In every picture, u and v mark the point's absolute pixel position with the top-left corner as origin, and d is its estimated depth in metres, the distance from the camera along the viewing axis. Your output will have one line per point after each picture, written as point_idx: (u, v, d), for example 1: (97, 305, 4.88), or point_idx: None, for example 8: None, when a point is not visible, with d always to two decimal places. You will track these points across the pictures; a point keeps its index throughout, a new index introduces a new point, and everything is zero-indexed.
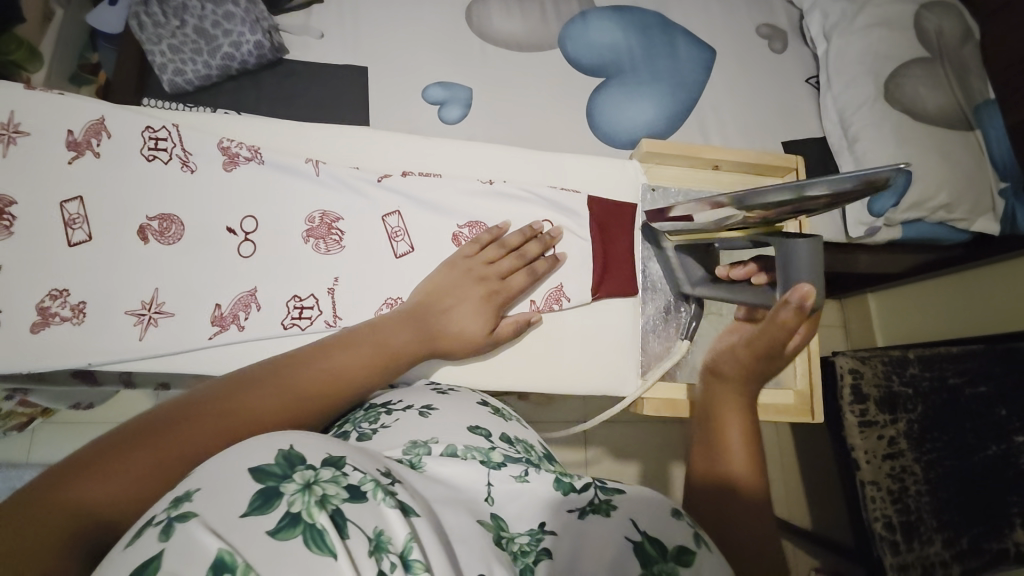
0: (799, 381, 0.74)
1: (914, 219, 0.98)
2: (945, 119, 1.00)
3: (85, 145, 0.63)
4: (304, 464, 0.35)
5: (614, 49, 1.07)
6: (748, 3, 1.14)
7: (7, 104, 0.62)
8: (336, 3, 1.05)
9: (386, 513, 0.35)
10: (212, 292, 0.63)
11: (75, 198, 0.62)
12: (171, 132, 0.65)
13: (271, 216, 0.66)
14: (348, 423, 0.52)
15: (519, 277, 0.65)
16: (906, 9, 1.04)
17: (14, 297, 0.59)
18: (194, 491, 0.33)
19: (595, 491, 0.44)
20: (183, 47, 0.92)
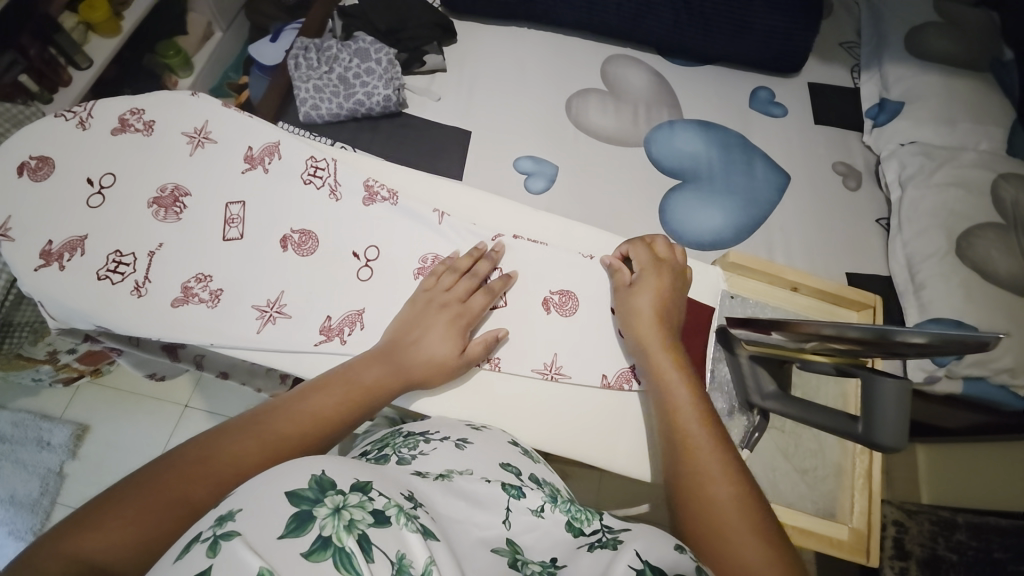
0: (856, 518, 0.71)
1: (977, 376, 0.96)
2: (1018, 285, 1.01)
3: (259, 161, 0.73)
4: (334, 489, 0.37)
5: (695, 158, 1.16)
6: (827, 141, 1.22)
7: (201, 114, 0.74)
8: (457, 75, 1.20)
9: (407, 537, 0.37)
10: (324, 304, 0.68)
11: (240, 202, 0.71)
12: (330, 164, 0.74)
13: (392, 249, 0.71)
14: (387, 447, 0.53)
15: (480, 298, 0.66)
16: (985, 175, 1.09)
17: (161, 273, 0.67)
18: (237, 510, 0.35)
19: (602, 533, 0.46)
20: (324, 88, 1.08)
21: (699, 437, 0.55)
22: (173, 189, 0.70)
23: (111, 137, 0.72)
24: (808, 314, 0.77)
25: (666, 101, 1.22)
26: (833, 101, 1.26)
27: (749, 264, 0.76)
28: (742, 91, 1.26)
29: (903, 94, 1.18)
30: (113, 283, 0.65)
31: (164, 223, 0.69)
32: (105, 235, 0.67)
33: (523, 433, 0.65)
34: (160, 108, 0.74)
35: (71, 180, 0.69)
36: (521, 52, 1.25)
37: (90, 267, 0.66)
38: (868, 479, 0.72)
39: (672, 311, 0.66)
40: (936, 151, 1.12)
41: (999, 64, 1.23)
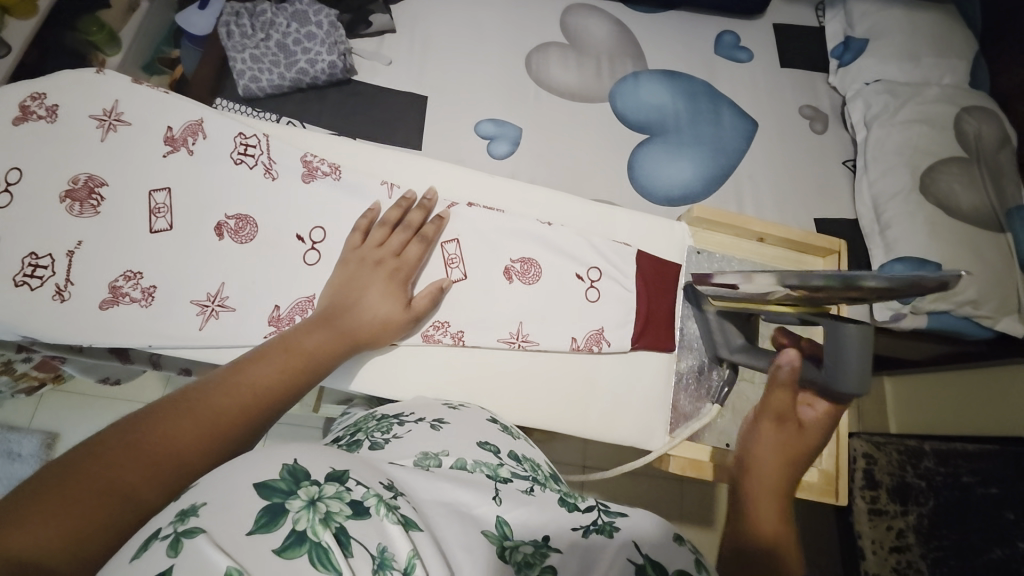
0: (826, 461, 0.73)
1: (941, 310, 0.98)
2: (978, 219, 1.02)
3: (181, 142, 0.67)
4: (309, 481, 0.35)
5: (660, 110, 1.12)
6: (793, 85, 1.19)
7: (112, 94, 0.68)
8: (407, 36, 1.12)
9: (389, 528, 0.36)
10: (274, 292, 0.64)
11: (165, 188, 0.66)
12: (261, 141, 0.68)
13: (339, 229, 0.67)
14: (360, 432, 0.52)
15: (414, 248, 0.65)
16: (947, 110, 1.08)
17: (85, 273, 0.62)
18: (201, 505, 0.33)
19: (598, 513, 0.44)
20: (262, 57, 0.99)
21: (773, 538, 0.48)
22: (86, 181, 0.64)
23: (13, 128, 0.65)
24: (774, 265, 0.76)
25: (628, 51, 1.17)
26: (798, 43, 1.23)
27: (715, 218, 0.74)
28: (706, 36, 1.22)
29: (867, 31, 1.16)
30: (32, 289, 0.60)
31: (80, 219, 0.63)
32: (21, 236, 0.62)
33: (500, 403, 0.65)
34: (67, 90, 0.67)
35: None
36: (473, 7, 1.17)
37: (6, 272, 0.61)
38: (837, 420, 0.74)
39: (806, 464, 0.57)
40: (900, 88, 1.10)
41: None
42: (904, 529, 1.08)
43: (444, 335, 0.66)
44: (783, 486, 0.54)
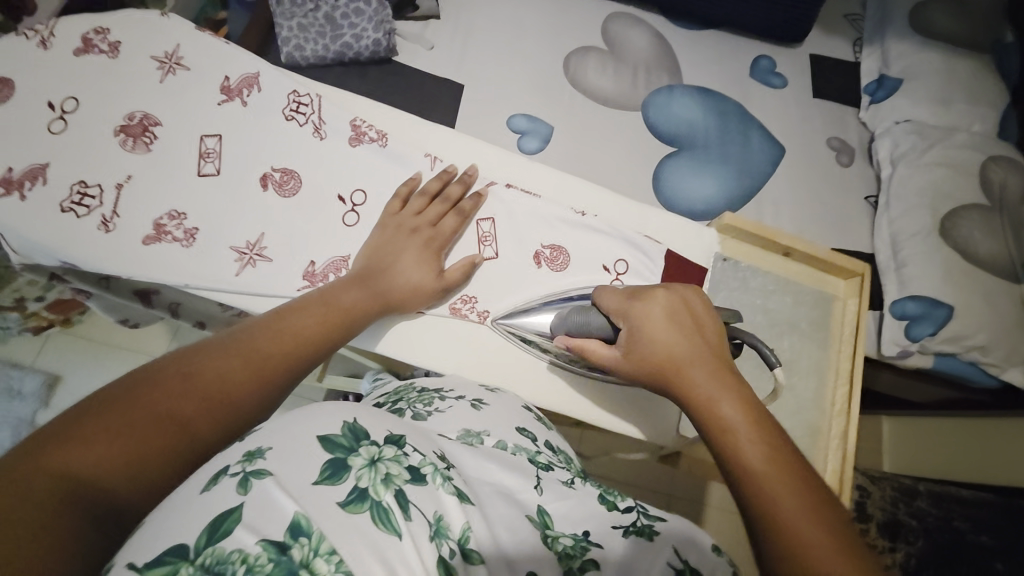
0: (828, 476, 0.68)
1: (948, 353, 0.99)
2: (994, 267, 1.03)
3: (236, 93, 0.68)
4: (368, 440, 0.37)
5: (691, 125, 1.14)
6: (825, 115, 1.20)
7: (174, 38, 0.69)
8: (451, 24, 1.14)
9: (443, 498, 0.37)
10: (309, 249, 0.65)
11: (216, 135, 0.67)
12: (314, 100, 0.69)
13: (379, 193, 0.68)
14: (403, 401, 0.53)
15: (451, 220, 0.66)
16: (975, 157, 1.09)
17: (132, 209, 0.63)
18: (267, 449, 0.35)
19: (638, 515, 0.44)
20: (310, 28, 1.01)
21: (761, 457, 0.41)
22: (141, 118, 0.66)
23: (74, 59, 0.66)
24: (797, 282, 0.73)
25: (665, 64, 1.19)
26: (833, 75, 1.25)
27: (743, 227, 0.72)
28: (744, 58, 1.23)
29: (903, 71, 1.17)
30: (78, 217, 0.62)
31: (132, 154, 0.64)
32: (71, 163, 0.63)
33: (521, 389, 0.65)
34: (131, 31, 0.68)
35: (32, 106, 0.64)
36: (519, 3, 1.19)
37: (54, 198, 0.62)
38: (843, 439, 0.68)
39: (724, 326, 0.54)
40: (930, 130, 1.12)
41: (1004, 45, 1.22)
42: (891, 565, 1.07)
43: (470, 310, 0.67)
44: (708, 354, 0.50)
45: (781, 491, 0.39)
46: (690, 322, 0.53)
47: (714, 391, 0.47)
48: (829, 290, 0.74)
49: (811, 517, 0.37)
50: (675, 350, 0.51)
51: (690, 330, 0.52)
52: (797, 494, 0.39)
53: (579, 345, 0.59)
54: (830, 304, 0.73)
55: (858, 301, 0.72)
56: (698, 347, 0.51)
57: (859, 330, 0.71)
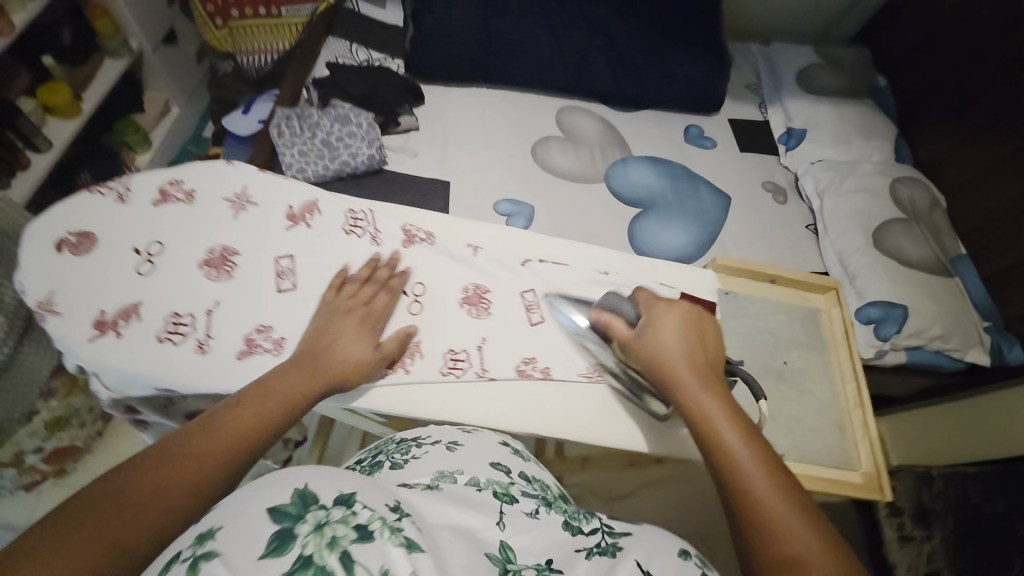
0: (865, 463, 0.75)
1: (915, 346, 1.13)
2: (928, 266, 1.20)
3: (301, 217, 0.75)
4: (318, 504, 0.40)
5: (650, 188, 1.31)
6: (755, 165, 1.42)
7: (240, 179, 0.76)
8: (430, 133, 1.30)
9: (392, 551, 0.38)
10: (383, 340, 0.70)
11: (288, 255, 0.73)
12: (369, 215, 0.78)
13: (436, 282, 0.76)
14: (382, 454, 0.61)
15: (382, 298, 0.70)
16: (882, 181, 1.32)
17: (225, 331, 0.67)
18: (217, 529, 0.38)
19: (603, 537, 0.50)
20: (309, 153, 1.13)
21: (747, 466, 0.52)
22: (221, 251, 0.71)
23: (154, 208, 0.72)
24: (789, 302, 0.84)
25: (615, 142, 1.39)
26: (752, 132, 1.49)
27: (735, 265, 0.84)
28: (678, 129, 1.46)
29: (805, 122, 1.43)
30: (177, 345, 0.65)
31: (218, 282, 0.69)
32: (161, 298, 0.67)
33: (588, 436, 0.70)
34: (200, 176, 0.75)
35: (119, 253, 0.69)
36: (484, 109, 1.38)
37: (150, 331, 0.65)
38: (866, 427, 0.76)
39: (718, 349, 0.66)
40: (840, 166, 1.35)
41: (876, 91, 1.51)
42: (933, 552, 1.16)
43: (535, 370, 0.72)
44: (701, 368, 0.61)
45: (763, 490, 0.50)
46: (694, 341, 0.64)
47: (707, 404, 0.58)
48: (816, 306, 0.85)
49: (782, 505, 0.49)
50: (676, 362, 0.61)
51: (691, 345, 0.64)
52: (780, 492, 0.50)
53: (608, 321, 0.68)
54: (820, 316, 0.84)
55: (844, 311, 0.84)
56: (694, 361, 0.62)
57: (847, 333, 0.82)
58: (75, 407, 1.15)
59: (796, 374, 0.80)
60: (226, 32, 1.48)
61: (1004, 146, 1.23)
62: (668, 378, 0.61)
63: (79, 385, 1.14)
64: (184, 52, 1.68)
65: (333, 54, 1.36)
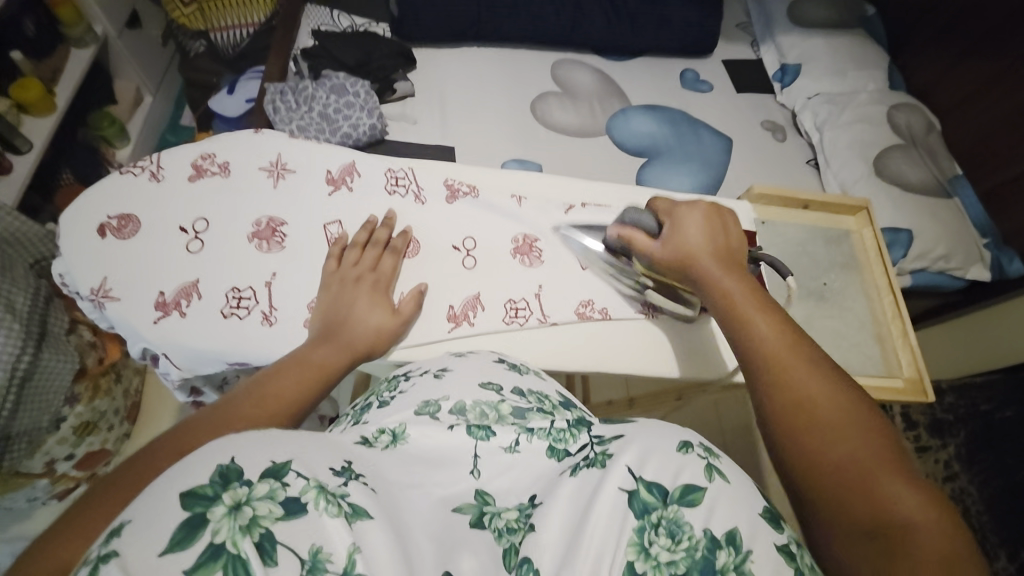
0: (906, 369, 0.79)
1: (920, 268, 1.17)
2: (928, 189, 1.23)
3: (342, 182, 0.73)
4: (239, 481, 0.34)
5: (651, 136, 1.30)
6: (752, 105, 1.42)
7: (274, 149, 0.74)
8: (426, 99, 1.26)
9: (327, 524, 0.35)
10: (442, 296, 0.70)
11: (336, 221, 0.71)
12: (410, 173, 0.76)
13: (485, 236, 0.74)
14: (372, 395, 0.56)
15: (388, 260, 0.68)
16: (879, 109, 1.33)
17: (288, 302, 0.66)
18: (127, 522, 0.32)
19: (593, 446, 0.45)
20: (308, 127, 1.09)
21: (785, 361, 0.52)
22: (268, 222, 0.69)
23: (190, 185, 0.70)
24: (822, 227, 0.87)
25: (612, 92, 1.36)
26: (746, 72, 1.48)
27: (772, 194, 0.84)
28: (673, 74, 1.44)
29: (799, 56, 1.41)
30: (242, 318, 0.64)
31: (270, 254, 0.68)
32: (219, 274, 0.66)
33: (651, 369, 0.70)
34: (231, 150, 0.73)
35: (165, 232, 0.67)
36: (478, 69, 1.34)
37: (214, 307, 0.64)
38: (905, 335, 0.80)
39: (740, 240, 0.67)
40: (837, 98, 1.35)
41: (867, 19, 1.50)
42: (949, 459, 1.23)
43: (593, 311, 0.72)
44: (738, 271, 0.62)
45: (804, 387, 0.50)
46: (727, 247, 0.65)
47: (750, 309, 0.57)
48: (845, 228, 0.87)
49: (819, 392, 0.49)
50: (705, 261, 0.62)
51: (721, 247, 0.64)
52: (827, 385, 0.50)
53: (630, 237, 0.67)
54: (850, 237, 0.87)
55: (873, 230, 0.86)
56: (723, 260, 0.63)
57: (881, 250, 0.85)
58: (101, 410, 1.14)
59: (834, 294, 0.83)
60: (195, 8, 1.41)
61: (996, 64, 1.24)
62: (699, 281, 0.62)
63: (101, 389, 1.13)
64: (149, 35, 1.59)
65: (315, 23, 1.30)
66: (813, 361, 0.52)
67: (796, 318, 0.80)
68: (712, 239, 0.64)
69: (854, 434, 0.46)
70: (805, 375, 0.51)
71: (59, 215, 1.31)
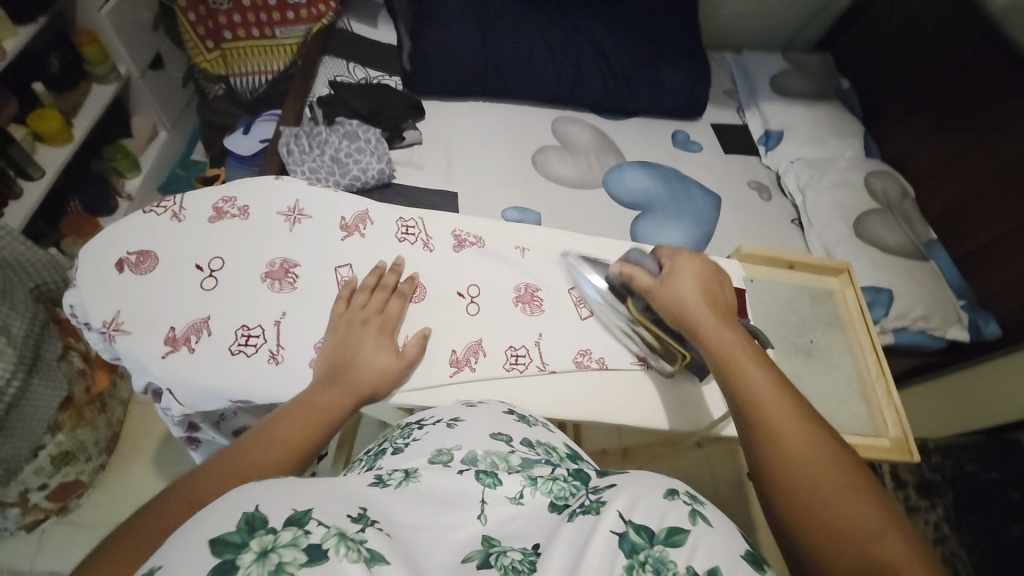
0: (893, 429, 0.80)
1: (901, 327, 1.22)
2: (905, 252, 1.30)
3: (355, 228, 0.76)
4: (265, 529, 0.34)
5: (645, 191, 1.37)
6: (740, 166, 1.51)
7: (292, 194, 0.77)
8: (433, 147, 1.33)
9: (346, 568, 0.34)
10: (444, 340, 0.71)
11: (346, 265, 0.73)
12: (419, 221, 0.80)
13: (489, 284, 0.77)
14: (386, 441, 0.56)
15: (395, 303, 0.70)
16: (858, 175, 1.42)
17: (296, 342, 0.67)
18: (158, 567, 0.33)
19: (587, 495, 0.46)
20: (319, 169, 1.14)
21: (755, 414, 0.54)
22: (282, 263, 0.71)
23: (208, 224, 0.73)
24: (808, 286, 0.91)
25: (609, 149, 1.45)
26: (734, 135, 1.58)
27: (758, 254, 0.89)
28: (666, 135, 1.53)
29: (782, 124, 1.52)
30: (249, 356, 0.65)
31: (282, 294, 0.69)
32: (230, 311, 0.67)
33: (644, 420, 0.71)
34: (250, 192, 0.76)
35: (180, 269, 0.69)
36: (483, 121, 1.42)
37: (221, 344, 0.65)
38: (890, 396, 0.82)
39: (730, 295, 0.70)
40: (818, 163, 1.45)
41: (843, 93, 1.62)
42: (938, 519, 1.24)
43: (591, 360, 0.74)
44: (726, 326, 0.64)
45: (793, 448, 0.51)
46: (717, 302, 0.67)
47: (742, 366, 0.59)
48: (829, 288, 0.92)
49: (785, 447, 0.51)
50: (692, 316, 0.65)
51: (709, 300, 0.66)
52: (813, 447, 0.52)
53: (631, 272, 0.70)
54: (834, 297, 0.91)
55: (855, 291, 0.90)
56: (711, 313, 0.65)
57: (863, 311, 0.89)
58: (83, 441, 1.11)
59: (820, 353, 0.85)
60: (217, 55, 1.48)
61: (962, 140, 1.35)
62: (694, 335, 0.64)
63: (85, 417, 1.10)
64: (170, 75, 1.66)
65: (332, 73, 1.38)
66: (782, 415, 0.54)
67: (785, 373, 0.82)
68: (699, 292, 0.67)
69: (844, 503, 0.47)
70: (796, 438, 0.52)
71: (63, 241, 1.33)
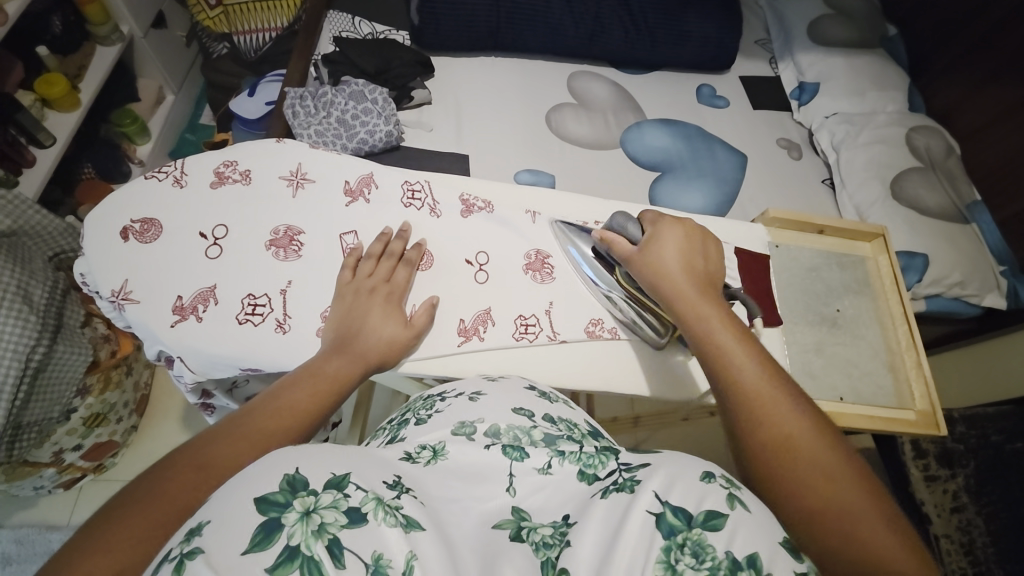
0: (919, 402, 0.78)
1: (934, 294, 1.16)
2: (946, 215, 1.22)
3: (359, 193, 0.74)
4: (307, 490, 0.35)
5: (665, 151, 1.30)
6: (769, 122, 1.41)
7: (294, 158, 0.75)
8: (443, 107, 1.28)
9: (386, 533, 0.36)
10: (454, 309, 0.70)
11: (352, 232, 0.72)
12: (426, 186, 0.77)
13: (498, 251, 0.75)
14: (409, 412, 0.56)
15: (402, 272, 0.68)
16: (898, 131, 1.32)
17: (302, 310, 0.67)
18: (204, 523, 0.34)
19: (619, 473, 0.45)
20: (326, 132, 1.11)
21: (766, 390, 0.52)
22: (286, 231, 0.70)
23: (212, 191, 0.71)
24: (837, 252, 0.86)
25: (627, 106, 1.37)
26: (764, 88, 1.47)
27: (787, 216, 0.84)
28: (689, 89, 1.44)
29: (818, 75, 1.41)
30: (256, 325, 0.65)
31: (287, 262, 0.69)
32: (236, 280, 0.67)
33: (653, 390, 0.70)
34: (253, 157, 0.74)
35: (186, 238, 0.68)
36: (495, 78, 1.35)
37: (229, 313, 0.65)
38: (919, 367, 0.79)
39: (718, 261, 0.67)
40: (855, 118, 1.34)
41: (888, 39, 1.48)
42: (957, 489, 1.16)
43: (603, 330, 0.72)
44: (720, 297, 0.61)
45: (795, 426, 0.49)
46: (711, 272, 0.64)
47: (741, 340, 0.56)
48: (860, 254, 0.87)
49: (801, 427, 0.49)
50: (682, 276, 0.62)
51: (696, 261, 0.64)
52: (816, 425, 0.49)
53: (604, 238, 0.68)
54: (866, 264, 0.86)
55: (889, 258, 0.85)
56: (699, 274, 0.63)
57: (897, 277, 0.84)
58: (111, 403, 1.16)
59: (846, 322, 0.82)
60: (220, 12, 1.44)
61: (1019, 90, 1.23)
62: (675, 301, 0.61)
63: (111, 381, 1.14)
64: (173, 35, 1.62)
65: (337, 29, 1.32)
66: (794, 395, 0.52)
67: (805, 343, 0.79)
68: (690, 257, 0.64)
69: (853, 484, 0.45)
70: (796, 413, 0.50)
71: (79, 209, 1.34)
